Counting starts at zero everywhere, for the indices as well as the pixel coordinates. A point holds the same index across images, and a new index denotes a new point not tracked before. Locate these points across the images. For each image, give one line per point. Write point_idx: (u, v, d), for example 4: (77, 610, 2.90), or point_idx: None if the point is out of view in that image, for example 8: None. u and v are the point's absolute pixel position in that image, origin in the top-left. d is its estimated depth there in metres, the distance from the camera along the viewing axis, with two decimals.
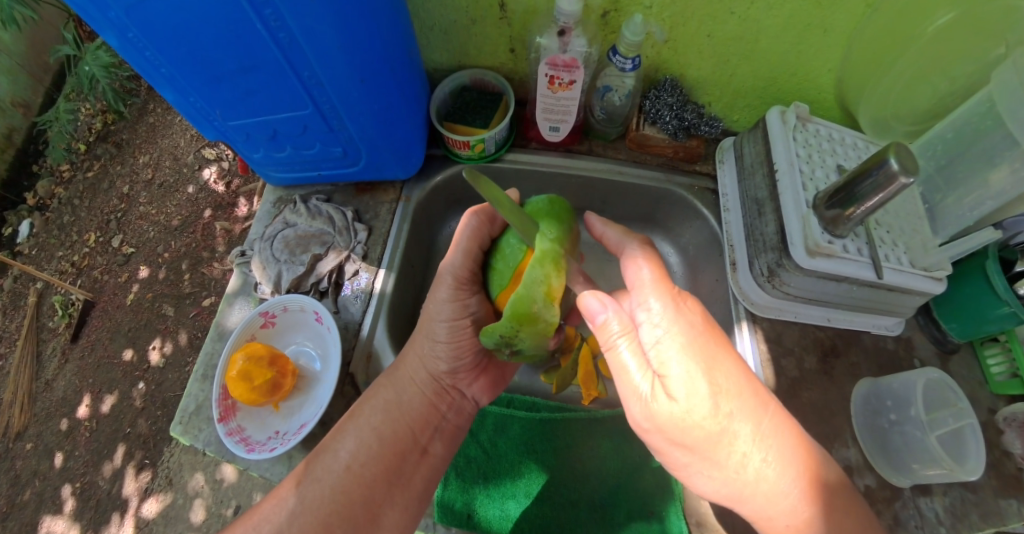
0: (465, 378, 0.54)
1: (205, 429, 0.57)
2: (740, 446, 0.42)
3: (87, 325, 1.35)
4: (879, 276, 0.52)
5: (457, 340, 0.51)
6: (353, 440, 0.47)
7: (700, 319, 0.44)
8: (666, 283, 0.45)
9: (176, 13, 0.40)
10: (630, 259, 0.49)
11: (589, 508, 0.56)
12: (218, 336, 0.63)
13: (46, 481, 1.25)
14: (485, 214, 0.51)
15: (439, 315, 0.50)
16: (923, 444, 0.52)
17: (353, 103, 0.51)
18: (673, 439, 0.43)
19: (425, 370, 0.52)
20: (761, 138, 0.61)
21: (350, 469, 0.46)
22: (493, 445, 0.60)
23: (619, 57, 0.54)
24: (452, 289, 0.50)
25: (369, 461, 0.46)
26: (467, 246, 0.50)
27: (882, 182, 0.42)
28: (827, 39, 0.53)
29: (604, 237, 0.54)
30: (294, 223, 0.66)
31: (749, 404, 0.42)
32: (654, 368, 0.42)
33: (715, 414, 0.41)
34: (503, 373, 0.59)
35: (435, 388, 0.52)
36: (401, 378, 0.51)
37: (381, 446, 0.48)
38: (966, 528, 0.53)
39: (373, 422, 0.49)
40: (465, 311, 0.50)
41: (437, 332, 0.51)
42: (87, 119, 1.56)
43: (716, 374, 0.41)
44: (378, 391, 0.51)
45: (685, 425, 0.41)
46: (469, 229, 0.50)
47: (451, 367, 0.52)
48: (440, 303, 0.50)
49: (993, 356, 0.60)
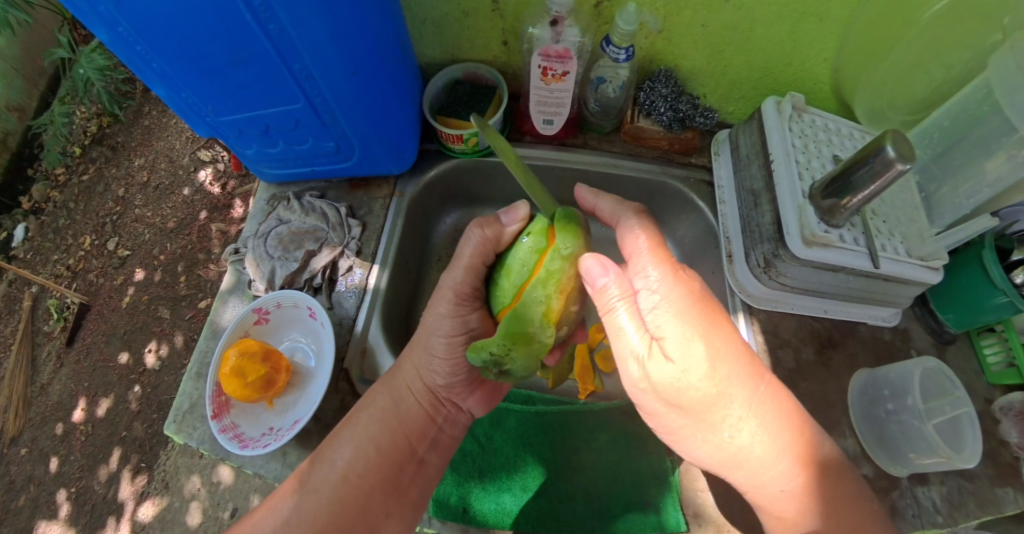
0: (461, 391, 0.53)
1: (199, 428, 0.56)
2: (735, 410, 0.43)
3: (83, 328, 1.34)
4: (875, 266, 0.52)
5: (456, 356, 0.50)
6: (349, 448, 0.47)
7: (697, 285, 0.44)
8: (664, 250, 0.45)
9: (165, 6, 0.39)
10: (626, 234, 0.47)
11: (586, 501, 0.56)
12: (212, 334, 0.62)
13: (40, 486, 1.24)
14: (490, 228, 0.47)
15: (437, 329, 0.49)
16: (921, 432, 0.52)
17: (345, 96, 0.51)
18: (670, 402, 0.44)
19: (421, 384, 0.51)
20: (757, 129, 0.60)
21: (347, 480, 0.45)
22: (488, 439, 0.59)
23: (613, 47, 0.54)
24: (452, 304, 0.49)
25: (367, 471, 0.46)
26: (470, 261, 0.48)
27: (878, 170, 0.42)
28: (823, 27, 0.53)
29: (598, 209, 0.53)
30: (288, 219, 0.66)
31: (745, 370, 0.43)
32: (652, 330, 0.42)
33: (712, 378, 0.42)
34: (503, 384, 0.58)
35: (431, 400, 0.51)
36: (398, 387, 0.50)
37: (379, 456, 0.47)
38: (963, 516, 0.53)
39: (371, 431, 0.48)
40: (464, 326, 0.49)
41: (435, 347, 0.50)
42: (82, 122, 1.55)
43: (714, 338, 0.42)
44: (375, 401, 0.50)
45: (683, 387, 0.42)
46: (472, 243, 0.47)
47: (448, 381, 0.51)
48: (439, 319, 0.49)
49: (990, 346, 0.60)
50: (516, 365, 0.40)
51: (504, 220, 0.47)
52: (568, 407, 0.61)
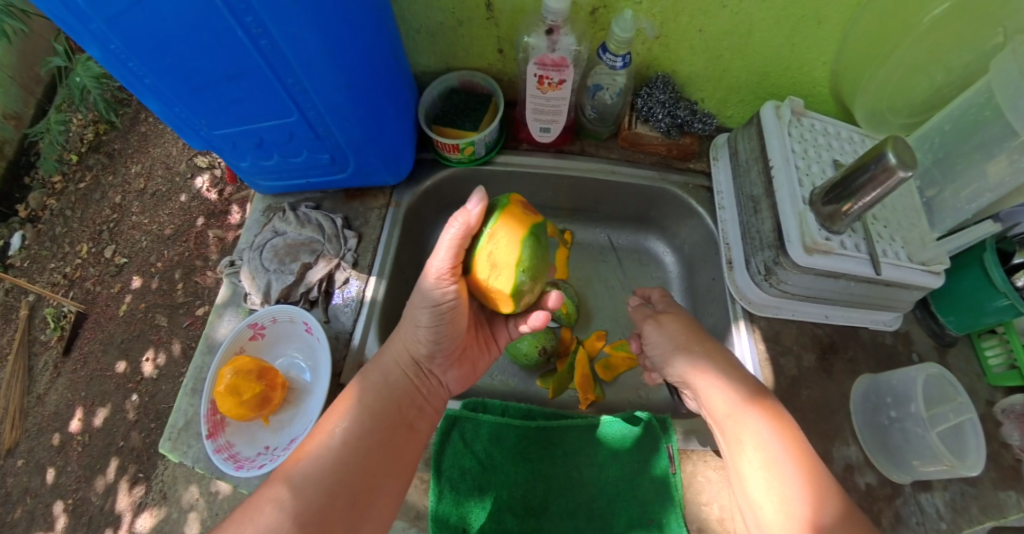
0: (441, 365, 0.52)
1: (194, 446, 0.56)
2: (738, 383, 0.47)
3: (79, 337, 1.33)
4: (878, 272, 0.52)
5: (438, 328, 0.47)
6: (346, 416, 0.44)
7: None
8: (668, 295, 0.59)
9: (155, 22, 0.38)
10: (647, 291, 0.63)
11: (587, 517, 0.55)
12: (207, 348, 0.61)
13: (37, 498, 1.22)
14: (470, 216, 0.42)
15: (421, 301, 0.46)
16: (925, 441, 0.51)
17: (340, 110, 0.51)
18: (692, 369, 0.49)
19: (408, 355, 0.49)
20: (756, 134, 0.60)
21: (347, 443, 0.42)
22: (488, 455, 0.57)
23: (609, 55, 0.54)
24: (436, 278, 0.45)
25: (365, 434, 0.43)
26: (455, 243, 0.43)
27: (879, 177, 0.42)
28: (820, 31, 0.53)
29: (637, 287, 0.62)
30: (283, 230, 0.65)
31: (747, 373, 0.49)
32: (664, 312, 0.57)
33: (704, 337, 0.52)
34: (477, 366, 0.57)
35: (416, 370, 0.50)
36: (385, 359, 0.49)
37: (376, 421, 0.45)
38: (967, 522, 0.52)
39: (366, 401, 0.46)
40: (445, 297, 0.45)
41: (420, 319, 0.47)
42: (79, 129, 1.55)
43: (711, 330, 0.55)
44: (365, 374, 0.48)
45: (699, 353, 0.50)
46: (454, 230, 0.42)
47: (433, 351, 0.50)
48: (422, 293, 0.46)
49: (991, 348, 0.59)
50: (523, 251, 0.43)
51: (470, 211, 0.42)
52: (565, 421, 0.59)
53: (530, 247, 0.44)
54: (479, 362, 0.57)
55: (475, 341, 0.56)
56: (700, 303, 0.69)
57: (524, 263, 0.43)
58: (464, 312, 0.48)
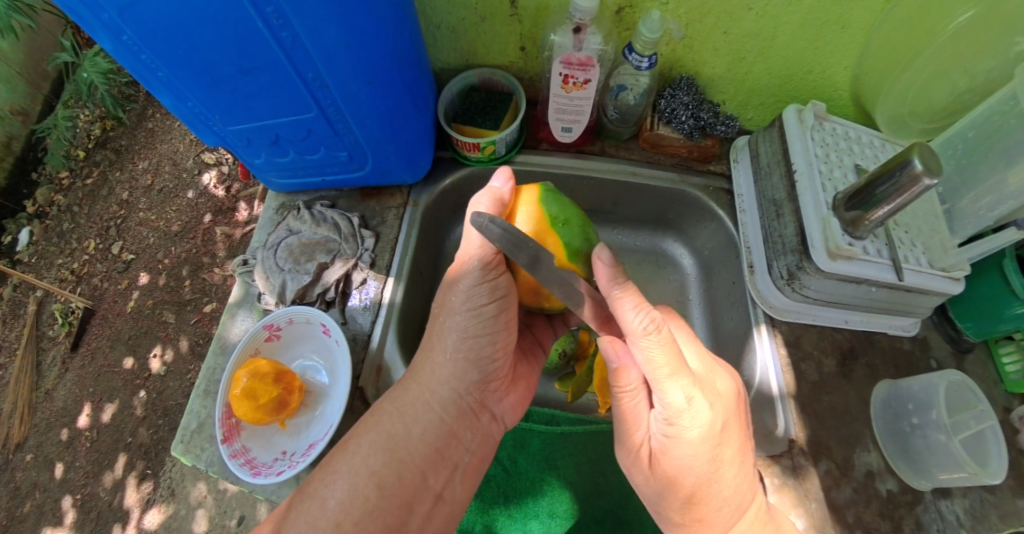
0: (494, 391, 0.50)
1: (207, 449, 0.56)
2: (709, 514, 0.43)
3: (87, 333, 1.33)
4: (899, 278, 0.51)
5: (482, 339, 0.47)
6: (345, 485, 0.42)
7: (720, 422, 0.40)
8: (683, 381, 0.38)
9: (169, 13, 0.38)
10: (604, 286, 0.39)
11: (615, 523, 0.57)
12: (220, 349, 0.61)
13: (46, 493, 1.23)
14: (498, 194, 0.47)
15: (459, 307, 0.46)
16: (947, 449, 0.50)
17: (359, 106, 0.50)
18: (655, 488, 0.44)
19: (447, 388, 0.47)
20: (778, 138, 0.59)
21: (339, 527, 0.40)
22: (512, 462, 0.59)
23: (635, 55, 0.53)
24: (480, 272, 0.45)
25: (365, 516, 0.41)
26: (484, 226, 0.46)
27: (904, 183, 0.41)
28: (845, 34, 0.52)
29: (613, 290, 0.39)
30: (298, 230, 0.65)
31: (730, 493, 0.42)
32: (655, 438, 0.42)
33: (692, 499, 0.42)
34: (529, 382, 0.56)
35: (457, 411, 0.48)
36: (408, 404, 0.47)
37: (383, 497, 0.42)
38: (987, 530, 0.52)
39: (372, 465, 0.43)
40: (494, 297, 0.46)
41: (465, 333, 0.46)
42: (86, 125, 1.55)
43: (722, 450, 0.41)
44: (382, 424, 0.46)
45: (668, 485, 0.43)
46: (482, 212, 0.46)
47: (482, 375, 0.49)
48: (465, 293, 0.45)
49: (1008, 355, 0.59)
50: (550, 208, 0.47)
51: (499, 190, 0.48)
52: (593, 427, 0.58)
53: (555, 202, 0.48)
54: (530, 378, 0.56)
55: (521, 355, 0.56)
56: (717, 306, 0.68)
57: (557, 220, 0.47)
58: (508, 315, 0.47)
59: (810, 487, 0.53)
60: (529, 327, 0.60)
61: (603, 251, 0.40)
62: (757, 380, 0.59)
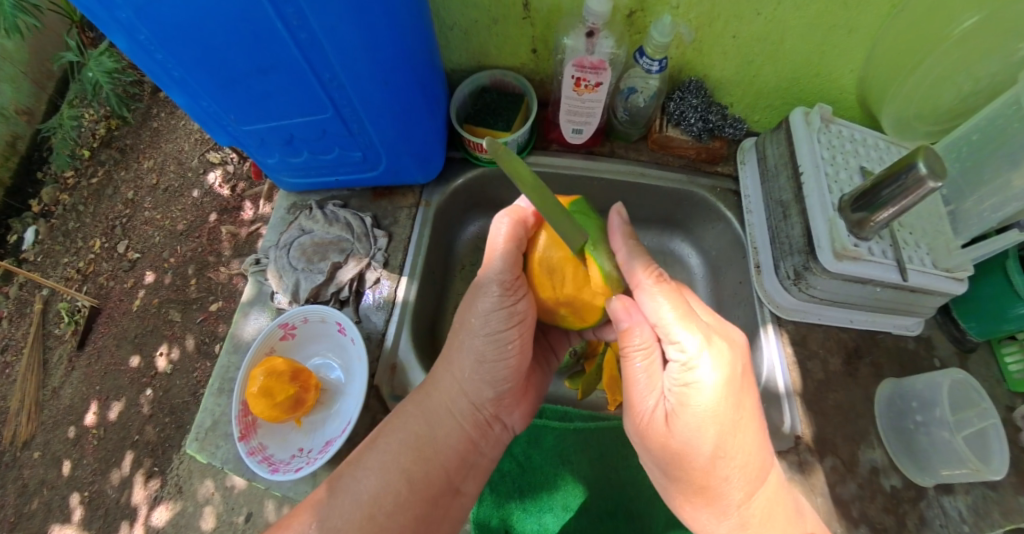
0: (508, 405, 0.52)
1: (222, 447, 0.57)
2: (733, 489, 0.40)
3: (93, 332, 1.34)
4: (904, 278, 0.52)
5: (498, 363, 0.48)
6: (376, 479, 0.44)
7: (741, 367, 0.39)
8: (695, 318, 0.39)
9: (188, 13, 0.38)
10: (614, 237, 0.44)
11: (629, 517, 0.58)
12: (234, 348, 0.62)
13: (54, 490, 1.24)
14: (519, 212, 0.46)
15: (480, 327, 0.46)
16: (950, 446, 0.51)
17: (374, 106, 0.51)
18: (672, 463, 0.41)
19: (465, 399, 0.49)
20: (785, 140, 0.60)
21: (373, 518, 0.42)
22: (527, 458, 0.60)
23: (646, 58, 0.55)
24: (500, 295, 0.45)
25: (397, 508, 0.43)
26: (505, 247, 0.45)
27: (908, 186, 0.42)
28: (852, 39, 0.53)
29: (621, 248, 0.43)
30: (310, 229, 0.66)
31: (753, 460, 0.40)
32: (669, 400, 0.40)
33: (715, 458, 0.39)
34: (540, 390, 0.57)
35: (474, 421, 0.50)
36: (432, 408, 0.48)
37: (412, 491, 0.44)
38: (990, 526, 0.52)
39: (401, 462, 0.45)
40: (510, 325, 0.46)
41: (482, 354, 0.47)
42: (91, 125, 1.56)
43: (745, 405, 0.39)
44: (407, 424, 0.48)
45: (687, 455, 0.40)
46: (502, 229, 0.45)
47: (497, 393, 0.49)
48: (484, 317, 0.45)
49: (1010, 354, 0.59)
50: None
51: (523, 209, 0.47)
52: (604, 424, 0.60)
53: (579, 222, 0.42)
54: (541, 385, 0.58)
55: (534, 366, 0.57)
56: (724, 306, 0.69)
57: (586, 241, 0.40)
58: (526, 339, 0.47)
59: (816, 482, 0.54)
60: (544, 333, 0.60)
61: (620, 214, 0.45)
62: (764, 379, 0.60)
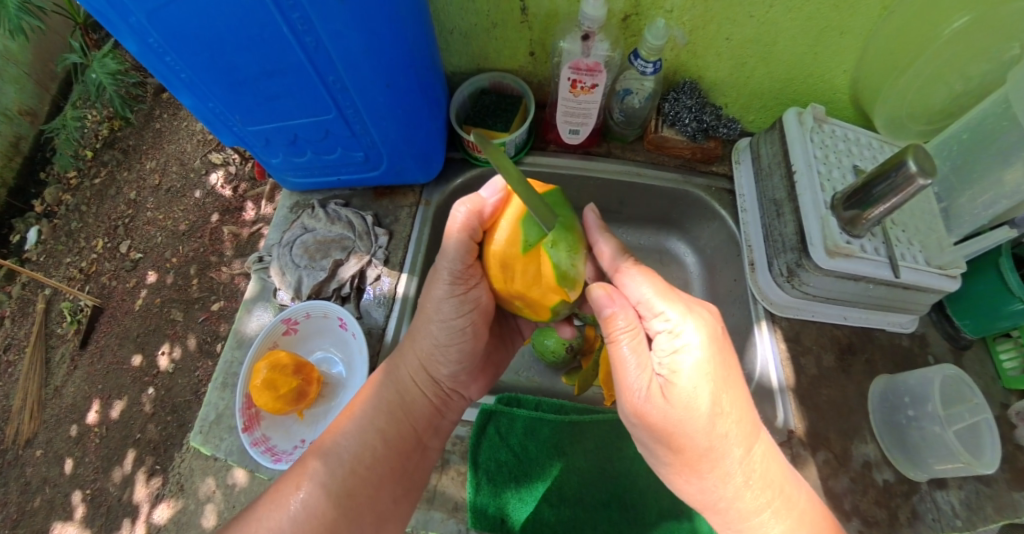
0: (467, 381, 0.55)
1: (226, 439, 0.57)
2: (733, 451, 0.39)
3: (96, 331, 1.35)
4: (896, 275, 0.53)
5: (452, 346, 0.50)
6: (356, 440, 0.48)
7: (719, 328, 0.41)
8: (672, 290, 0.42)
9: (195, 16, 0.39)
10: (593, 234, 0.48)
11: (624, 509, 0.59)
12: (237, 343, 0.63)
13: (56, 488, 1.25)
14: (479, 203, 0.43)
15: (436, 313, 0.48)
16: (941, 440, 0.52)
17: (376, 107, 0.52)
18: (672, 435, 0.40)
19: (426, 374, 0.52)
20: (779, 139, 0.61)
21: (356, 472, 0.46)
22: (523, 448, 0.60)
23: (641, 60, 0.56)
24: (450, 284, 0.46)
25: (376, 462, 0.47)
26: (459, 239, 0.43)
27: (899, 183, 0.43)
28: (844, 41, 0.54)
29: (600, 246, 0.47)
30: (312, 227, 0.67)
31: (746, 421, 0.39)
32: (660, 372, 0.40)
33: (714, 416, 0.38)
34: (498, 366, 0.61)
35: (438, 393, 0.53)
36: (402, 379, 0.51)
37: (388, 448, 0.49)
38: (981, 520, 0.53)
39: (378, 425, 0.50)
40: (462, 313, 0.48)
41: (438, 336, 0.49)
42: (94, 126, 1.57)
43: (730, 362, 0.40)
44: (381, 393, 0.51)
45: (687, 420, 0.39)
46: (459, 220, 0.43)
47: (454, 371, 0.52)
48: (438, 303, 0.47)
49: (1005, 352, 0.60)
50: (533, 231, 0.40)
51: (483, 195, 0.44)
52: (599, 417, 0.62)
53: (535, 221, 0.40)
54: (501, 362, 0.61)
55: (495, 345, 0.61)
56: (720, 303, 0.70)
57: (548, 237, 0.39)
58: (479, 321, 0.50)
59: (809, 475, 0.55)
60: (513, 315, 0.64)
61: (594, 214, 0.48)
62: (758, 374, 0.61)
